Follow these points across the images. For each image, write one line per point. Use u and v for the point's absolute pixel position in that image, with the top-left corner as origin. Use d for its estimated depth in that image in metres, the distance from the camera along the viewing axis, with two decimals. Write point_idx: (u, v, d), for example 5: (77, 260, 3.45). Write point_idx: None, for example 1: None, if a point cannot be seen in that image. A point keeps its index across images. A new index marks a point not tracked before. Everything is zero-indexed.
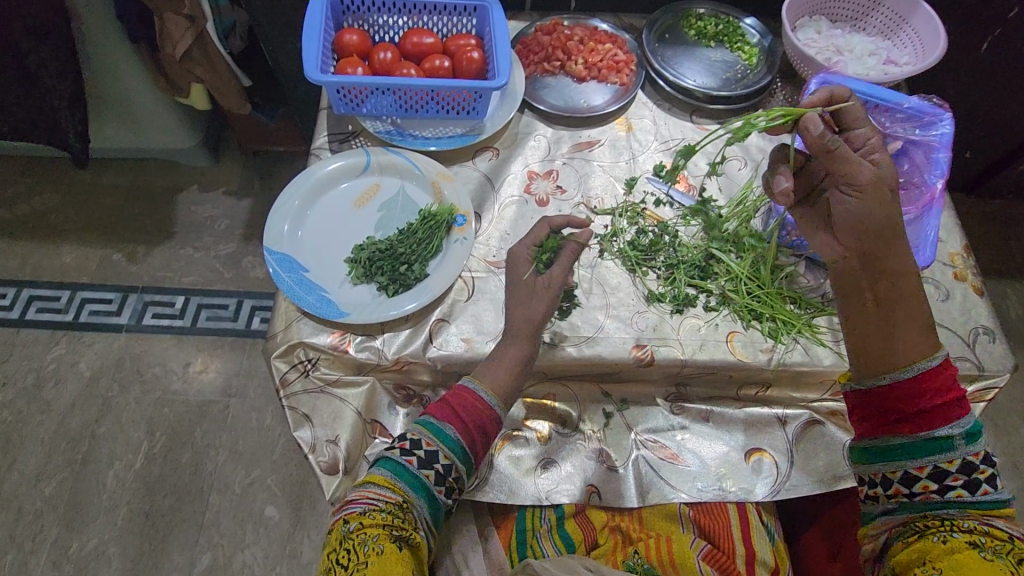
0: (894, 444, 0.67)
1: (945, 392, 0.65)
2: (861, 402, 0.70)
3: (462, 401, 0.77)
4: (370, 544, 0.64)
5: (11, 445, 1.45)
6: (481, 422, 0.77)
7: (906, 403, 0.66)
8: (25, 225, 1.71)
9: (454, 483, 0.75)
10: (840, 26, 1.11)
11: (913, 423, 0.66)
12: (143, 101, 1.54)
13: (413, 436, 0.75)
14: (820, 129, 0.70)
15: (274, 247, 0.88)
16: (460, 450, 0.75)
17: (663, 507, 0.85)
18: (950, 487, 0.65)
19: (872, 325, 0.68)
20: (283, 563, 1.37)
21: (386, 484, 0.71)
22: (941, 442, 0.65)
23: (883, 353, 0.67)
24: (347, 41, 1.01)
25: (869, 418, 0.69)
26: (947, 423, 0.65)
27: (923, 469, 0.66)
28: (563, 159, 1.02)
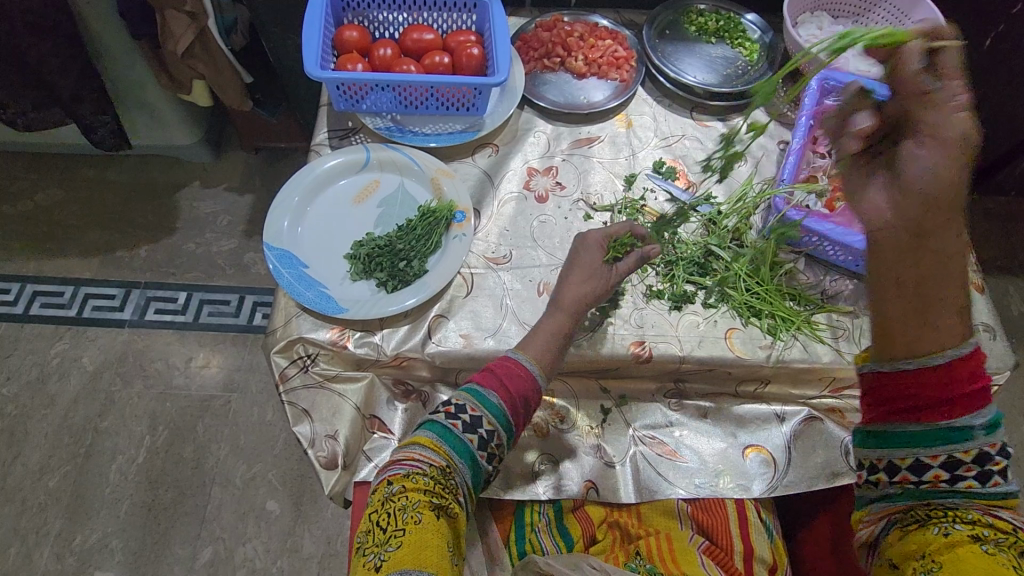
0: (901, 430, 0.60)
1: (971, 380, 0.58)
2: (880, 383, 0.61)
3: (508, 371, 0.76)
4: (410, 511, 0.64)
5: (15, 439, 1.46)
6: (524, 391, 0.76)
7: (924, 389, 0.58)
8: (28, 221, 1.72)
9: (495, 450, 0.74)
10: (841, 22, 1.11)
11: (930, 412, 0.59)
12: (145, 98, 1.55)
13: (458, 401, 0.74)
14: (921, 64, 0.57)
15: (274, 243, 0.88)
16: (503, 418, 0.74)
17: (661, 503, 0.84)
18: (961, 477, 0.59)
19: (906, 306, 0.58)
20: (284, 557, 1.38)
21: (432, 446, 0.70)
22: (955, 432, 0.58)
23: (911, 338, 0.58)
24: (347, 38, 1.01)
25: (880, 401, 0.62)
26: (968, 413, 0.58)
27: (937, 458, 0.59)
28: (563, 155, 1.02)
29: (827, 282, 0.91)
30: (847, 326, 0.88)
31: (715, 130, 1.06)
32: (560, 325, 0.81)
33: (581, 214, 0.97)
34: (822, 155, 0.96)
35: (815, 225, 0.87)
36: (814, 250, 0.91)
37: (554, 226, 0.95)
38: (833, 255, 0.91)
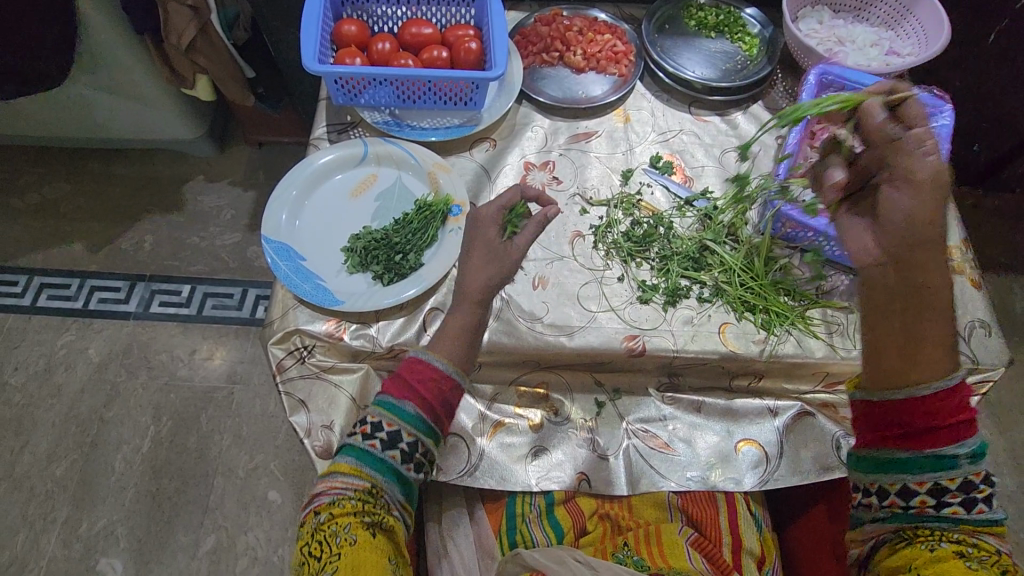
0: (896, 455, 0.64)
1: (956, 410, 0.62)
2: (870, 411, 0.66)
3: (419, 375, 0.74)
4: (342, 535, 0.66)
5: (23, 428, 1.49)
6: (441, 392, 0.75)
7: (919, 416, 0.62)
8: (37, 214, 1.74)
9: (422, 457, 0.74)
10: (842, 17, 1.10)
11: (921, 437, 0.63)
12: (149, 92, 1.56)
13: (373, 418, 0.73)
14: (882, 116, 0.66)
15: (272, 236, 0.89)
16: (422, 425, 0.73)
17: (651, 496, 0.86)
18: (947, 504, 0.63)
19: (891, 338, 0.64)
20: (285, 546, 1.40)
21: (352, 472, 0.70)
22: (944, 460, 0.62)
23: (907, 365, 0.63)
24: (345, 32, 1.01)
25: (875, 427, 0.66)
26: (952, 442, 0.62)
27: (923, 484, 0.63)
28: (560, 150, 1.03)
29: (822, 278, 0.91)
30: (842, 321, 0.88)
31: (713, 124, 1.06)
32: (468, 319, 0.78)
33: (577, 209, 0.97)
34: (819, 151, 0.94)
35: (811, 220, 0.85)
36: (810, 246, 0.91)
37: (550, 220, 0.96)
38: (830, 251, 0.91)
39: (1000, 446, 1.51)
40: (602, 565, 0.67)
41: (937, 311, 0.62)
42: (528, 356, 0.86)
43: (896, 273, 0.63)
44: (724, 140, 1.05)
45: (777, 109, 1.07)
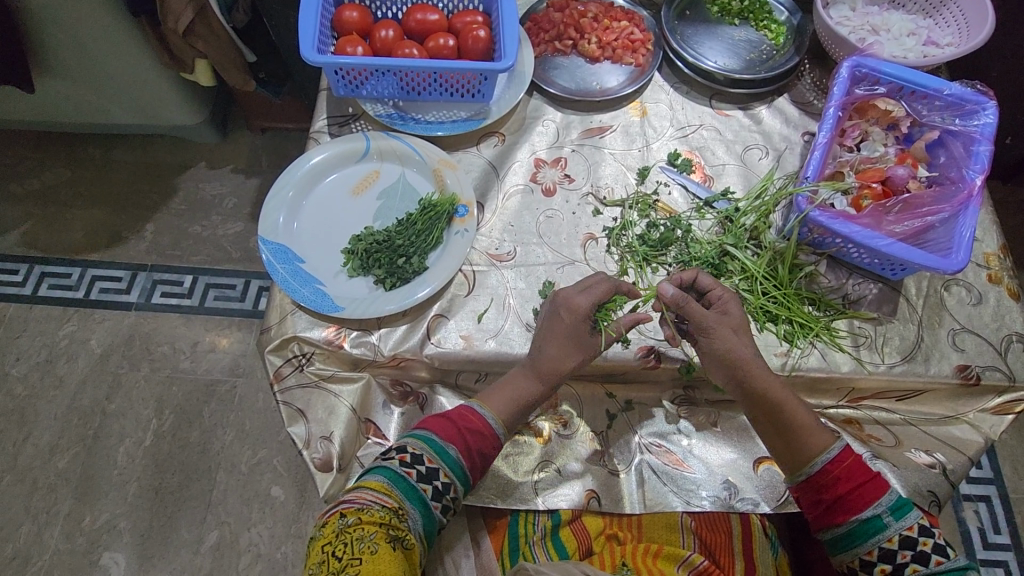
0: (840, 534, 0.68)
1: (850, 477, 0.69)
2: (802, 502, 0.72)
3: (469, 423, 0.74)
4: (366, 541, 0.62)
5: (25, 420, 1.47)
6: (484, 445, 0.74)
7: (826, 492, 0.69)
8: (37, 200, 1.71)
9: (451, 501, 0.71)
10: (876, 3, 1.03)
11: (841, 510, 0.68)
12: (148, 78, 1.51)
13: (414, 450, 0.71)
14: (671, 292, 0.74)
15: (269, 237, 0.85)
16: (461, 471, 0.72)
17: (664, 516, 0.81)
18: (903, 565, 0.66)
19: (776, 439, 0.73)
20: (289, 543, 1.39)
21: (382, 489, 0.67)
22: (872, 524, 0.67)
23: (796, 454, 0.72)
24: (346, 19, 0.96)
25: (812, 513, 0.71)
26: (870, 503, 0.67)
27: (873, 553, 0.67)
28: (573, 146, 0.97)
29: (849, 286, 0.86)
30: (869, 333, 0.83)
31: (735, 119, 1.00)
32: (529, 390, 0.77)
33: (590, 209, 0.92)
34: (849, 150, 0.90)
35: (841, 226, 0.79)
36: (837, 252, 0.86)
37: (562, 222, 0.91)
38: (858, 258, 0.85)
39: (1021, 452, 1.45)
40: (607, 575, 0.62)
41: (791, 403, 0.73)
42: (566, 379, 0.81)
43: (744, 392, 0.74)
44: (746, 136, 0.99)
45: (803, 103, 1.01)
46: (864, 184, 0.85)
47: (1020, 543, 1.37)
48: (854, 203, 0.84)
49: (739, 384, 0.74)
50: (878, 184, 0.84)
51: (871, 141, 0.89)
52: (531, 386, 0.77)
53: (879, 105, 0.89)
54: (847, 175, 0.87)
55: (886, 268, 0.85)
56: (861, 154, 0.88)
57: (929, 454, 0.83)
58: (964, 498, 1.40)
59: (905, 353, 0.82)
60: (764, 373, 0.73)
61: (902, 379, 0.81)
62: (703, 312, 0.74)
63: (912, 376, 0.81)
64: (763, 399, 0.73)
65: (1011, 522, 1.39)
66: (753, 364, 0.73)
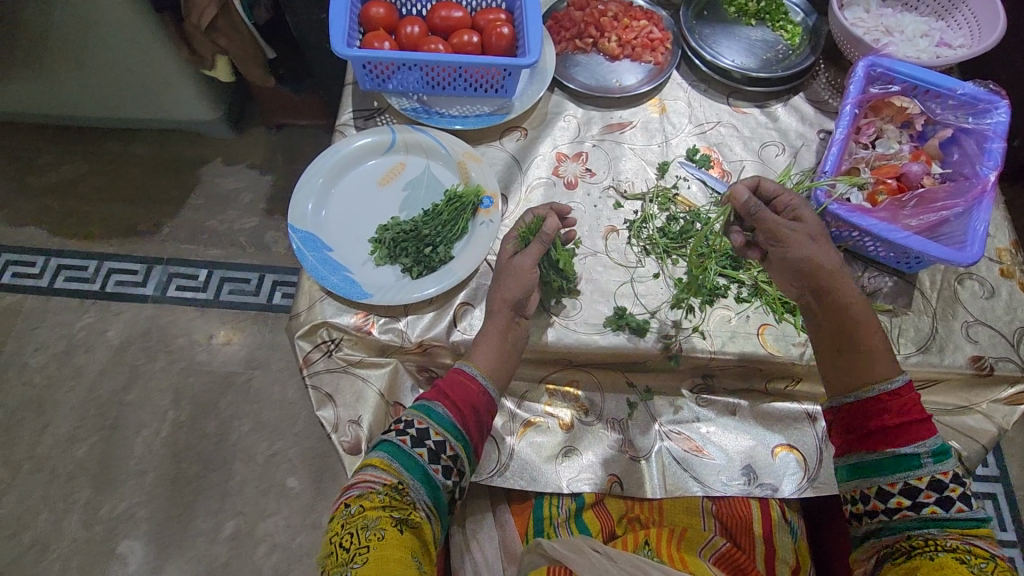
0: (872, 459, 0.69)
1: (906, 411, 0.68)
2: (844, 420, 0.72)
3: (452, 381, 0.76)
4: (372, 528, 0.63)
5: (44, 409, 1.49)
6: (469, 395, 0.75)
7: (878, 416, 0.69)
8: (55, 194, 1.73)
9: (451, 460, 0.72)
10: (890, 6, 1.05)
11: (884, 437, 0.69)
12: (168, 72, 1.54)
13: (407, 418, 0.73)
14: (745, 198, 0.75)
15: (298, 225, 0.87)
16: (450, 423, 0.73)
17: (684, 500, 0.83)
18: (923, 504, 0.66)
19: (838, 357, 0.73)
20: (305, 533, 1.40)
21: (382, 467, 0.69)
22: (908, 460, 0.67)
23: (853, 374, 0.71)
24: (374, 15, 0.98)
25: (855, 432, 0.71)
26: (913, 442, 0.67)
27: (895, 485, 0.68)
28: (594, 140, 0.99)
29: (865, 279, 0.88)
30: (885, 325, 0.85)
31: (752, 117, 1.02)
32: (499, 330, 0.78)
33: (611, 203, 0.94)
34: (864, 147, 0.92)
35: (858, 220, 0.81)
36: (853, 245, 0.88)
37: (583, 214, 0.93)
38: (873, 251, 0.88)
39: None
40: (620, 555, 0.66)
41: (870, 327, 0.72)
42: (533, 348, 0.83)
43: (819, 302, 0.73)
44: (764, 133, 1.01)
45: (819, 102, 1.03)
46: (880, 180, 0.88)
47: None
48: (870, 197, 0.87)
49: (815, 293, 0.73)
50: (893, 180, 0.87)
51: (887, 138, 0.91)
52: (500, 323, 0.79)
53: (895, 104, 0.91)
54: (862, 172, 0.89)
55: (902, 261, 0.87)
56: (876, 150, 0.91)
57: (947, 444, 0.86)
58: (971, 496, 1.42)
59: (920, 344, 0.84)
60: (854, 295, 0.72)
61: (917, 370, 0.83)
62: (776, 220, 0.73)
63: (927, 367, 0.83)
64: (835, 306, 0.72)
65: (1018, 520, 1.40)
66: (833, 268, 0.72)
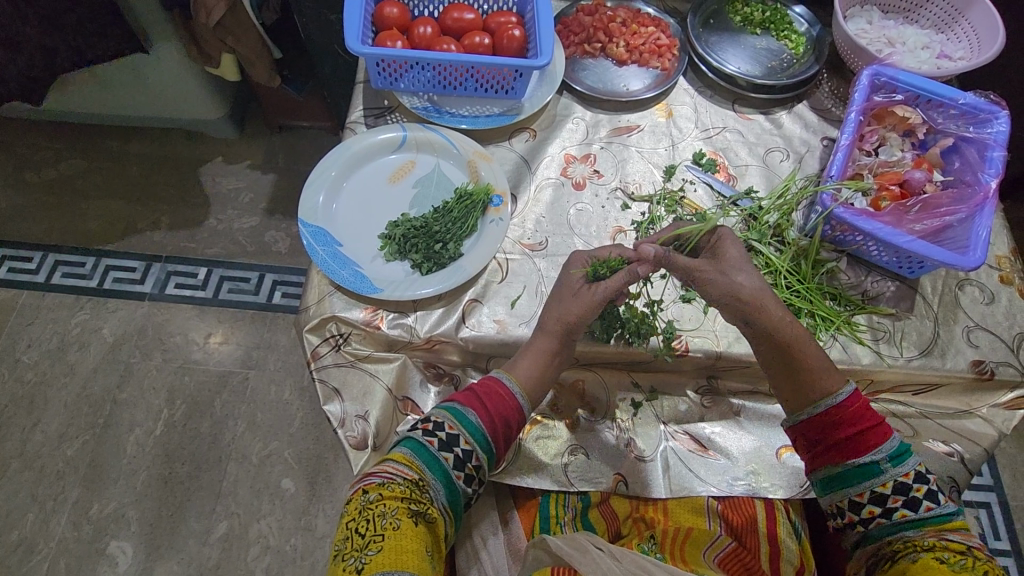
0: (829, 473, 0.71)
1: (854, 423, 0.70)
2: (796, 436, 0.74)
3: (490, 391, 0.75)
4: (389, 517, 0.63)
5: (35, 406, 1.47)
6: (506, 412, 0.75)
7: (824, 433, 0.71)
8: (52, 189, 1.72)
9: (473, 471, 0.72)
10: (891, 18, 1.08)
11: (836, 451, 0.70)
12: (173, 69, 1.54)
13: (436, 418, 0.73)
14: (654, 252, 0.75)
15: (309, 219, 0.87)
16: (481, 436, 0.73)
17: (690, 500, 0.83)
18: (892, 509, 0.67)
19: (783, 377, 0.73)
20: (298, 535, 1.39)
21: (405, 461, 0.68)
22: (867, 469, 0.68)
23: (801, 394, 0.72)
24: (387, 14, 0.99)
25: (807, 449, 0.73)
26: (868, 451, 0.68)
27: (864, 495, 0.69)
28: (602, 143, 1.01)
29: (868, 283, 0.90)
30: (888, 328, 0.86)
31: (757, 123, 1.04)
32: (540, 348, 0.78)
33: (618, 204, 0.95)
34: (867, 154, 0.93)
35: (864, 223, 0.83)
36: (857, 249, 0.90)
37: (590, 215, 0.94)
38: (876, 255, 0.89)
39: (1017, 460, 1.48)
40: (621, 553, 0.65)
41: (804, 341, 0.72)
42: (575, 359, 0.85)
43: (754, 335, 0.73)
44: (768, 139, 1.02)
45: (823, 110, 1.05)
46: (883, 186, 0.89)
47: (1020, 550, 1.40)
48: (873, 204, 0.88)
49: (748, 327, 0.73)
50: (896, 186, 0.88)
51: (890, 146, 0.93)
52: (551, 343, 0.78)
53: (897, 111, 0.93)
54: (866, 177, 0.91)
55: (904, 266, 0.88)
56: (879, 157, 0.92)
57: (947, 444, 0.88)
58: (964, 504, 1.43)
59: (922, 348, 0.85)
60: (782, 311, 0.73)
61: (919, 373, 0.84)
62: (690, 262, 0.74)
63: (929, 370, 0.84)
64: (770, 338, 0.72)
65: (1010, 529, 1.42)
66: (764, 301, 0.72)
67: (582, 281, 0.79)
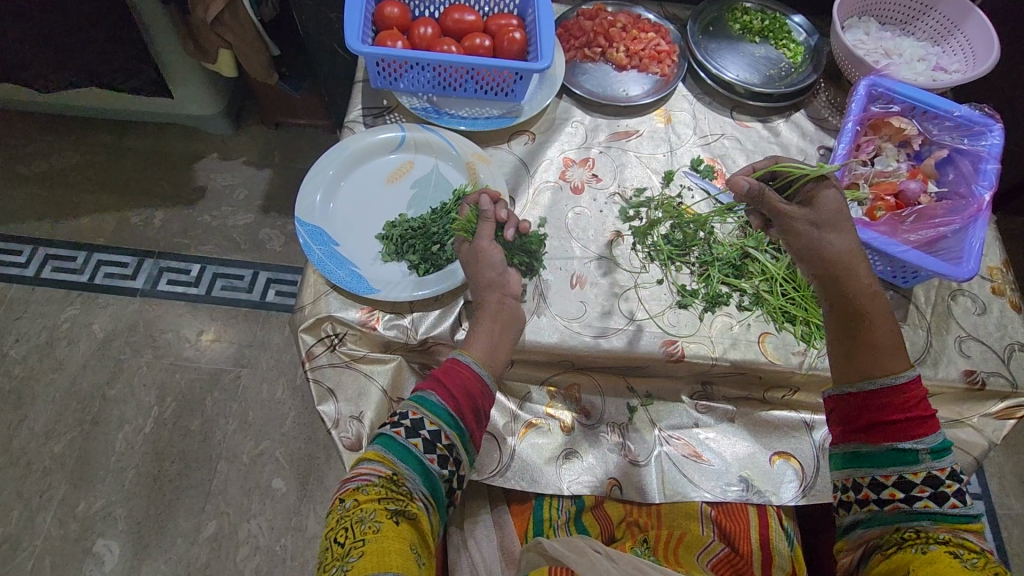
0: (863, 451, 0.70)
1: (905, 409, 0.68)
2: (842, 406, 0.72)
3: (444, 368, 0.74)
4: (368, 521, 0.62)
5: (22, 401, 1.45)
6: (467, 387, 0.73)
7: (875, 409, 0.69)
8: (43, 182, 1.70)
9: (446, 451, 0.71)
10: (888, 29, 1.09)
11: (878, 431, 0.69)
12: (170, 63, 1.53)
13: (401, 408, 0.72)
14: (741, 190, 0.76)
15: (306, 218, 0.86)
16: (447, 416, 0.71)
17: (683, 505, 0.84)
18: (917, 498, 0.67)
19: (842, 344, 0.72)
20: (289, 536, 1.38)
21: (377, 458, 0.68)
22: (904, 455, 0.68)
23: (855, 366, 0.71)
24: (387, 14, 0.99)
25: (848, 422, 0.72)
26: (912, 438, 0.67)
27: (889, 477, 0.68)
28: (600, 147, 1.01)
29: None
30: None
31: (755, 131, 1.05)
32: None
33: (616, 208, 0.95)
34: (863, 164, 0.94)
35: (860, 233, 0.83)
36: None
37: (588, 220, 0.94)
38: (871, 264, 0.90)
39: (1004, 470, 1.50)
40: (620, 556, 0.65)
41: (879, 316, 0.71)
42: (570, 362, 0.86)
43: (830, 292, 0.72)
44: (766, 147, 1.03)
45: (820, 119, 1.06)
46: (879, 196, 0.90)
47: (1007, 558, 1.41)
48: (868, 213, 0.89)
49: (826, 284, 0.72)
50: (892, 196, 0.89)
51: (885, 156, 0.94)
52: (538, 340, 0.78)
53: (894, 122, 0.93)
54: (862, 187, 0.91)
55: (899, 275, 0.89)
56: (875, 167, 0.93)
57: None
58: None
59: (915, 357, 0.86)
60: (868, 284, 0.71)
61: None
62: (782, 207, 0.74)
63: (921, 380, 0.85)
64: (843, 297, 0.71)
65: (997, 537, 1.43)
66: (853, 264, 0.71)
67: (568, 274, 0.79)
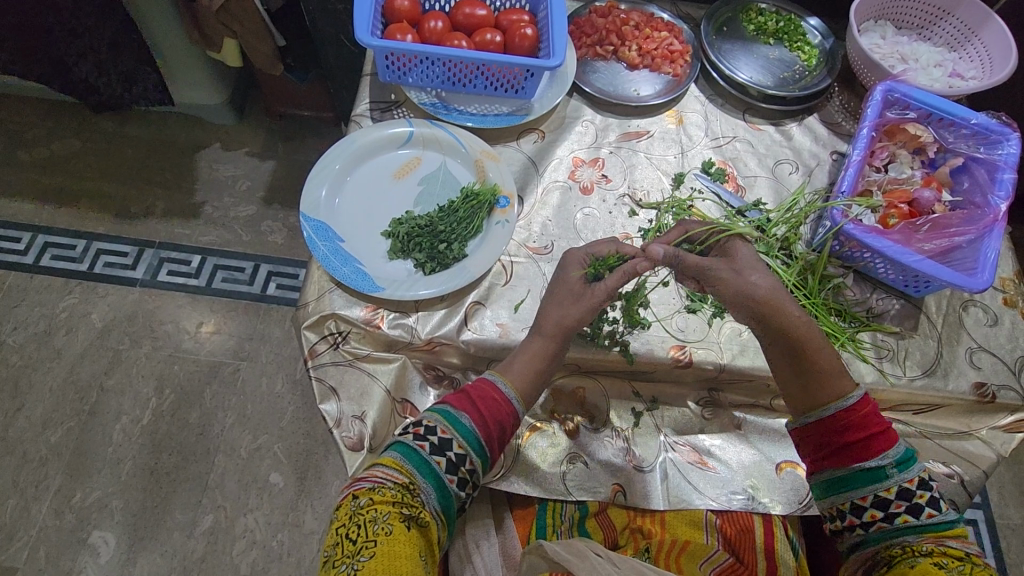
0: (832, 477, 0.69)
1: (861, 428, 0.68)
2: (806, 438, 0.72)
3: (484, 394, 0.74)
4: (381, 523, 0.61)
5: (19, 390, 1.44)
6: (499, 415, 0.73)
7: (835, 436, 0.69)
8: (43, 169, 1.68)
9: (467, 475, 0.71)
10: (904, 33, 1.07)
11: (841, 456, 0.69)
12: (173, 51, 1.51)
13: (429, 422, 0.71)
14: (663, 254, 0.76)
15: (310, 213, 0.85)
16: (475, 441, 0.71)
17: (687, 513, 0.83)
18: (896, 514, 0.66)
19: (793, 377, 0.71)
20: (285, 531, 1.36)
21: (394, 466, 0.67)
22: (875, 473, 0.67)
23: (809, 397, 0.71)
24: (397, 6, 0.97)
25: (813, 453, 0.71)
26: (877, 454, 0.67)
27: (866, 499, 0.67)
28: (611, 147, 0.99)
29: (873, 300, 0.89)
30: (891, 346, 0.86)
31: (767, 134, 1.03)
32: (543, 352, 0.77)
33: (626, 210, 0.94)
34: (877, 170, 0.93)
35: (874, 241, 0.82)
36: (864, 266, 0.89)
37: (597, 221, 0.92)
38: (883, 273, 0.88)
39: (1004, 479, 1.49)
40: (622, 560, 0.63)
41: (817, 340, 0.70)
42: (575, 365, 0.85)
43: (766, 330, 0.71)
44: (778, 150, 1.02)
45: (833, 123, 1.04)
46: (892, 204, 0.89)
47: (1005, 568, 1.41)
48: (881, 221, 0.88)
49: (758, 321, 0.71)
50: (905, 205, 0.88)
51: (899, 163, 0.93)
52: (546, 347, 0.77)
53: (909, 128, 0.92)
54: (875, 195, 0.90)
55: (911, 285, 0.88)
56: (888, 174, 0.92)
57: (948, 465, 0.88)
58: None
59: (925, 368, 0.85)
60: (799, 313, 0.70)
61: (922, 393, 0.84)
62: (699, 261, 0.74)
63: (931, 390, 0.84)
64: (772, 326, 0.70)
65: (996, 548, 1.42)
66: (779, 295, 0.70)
67: (579, 282, 0.78)
